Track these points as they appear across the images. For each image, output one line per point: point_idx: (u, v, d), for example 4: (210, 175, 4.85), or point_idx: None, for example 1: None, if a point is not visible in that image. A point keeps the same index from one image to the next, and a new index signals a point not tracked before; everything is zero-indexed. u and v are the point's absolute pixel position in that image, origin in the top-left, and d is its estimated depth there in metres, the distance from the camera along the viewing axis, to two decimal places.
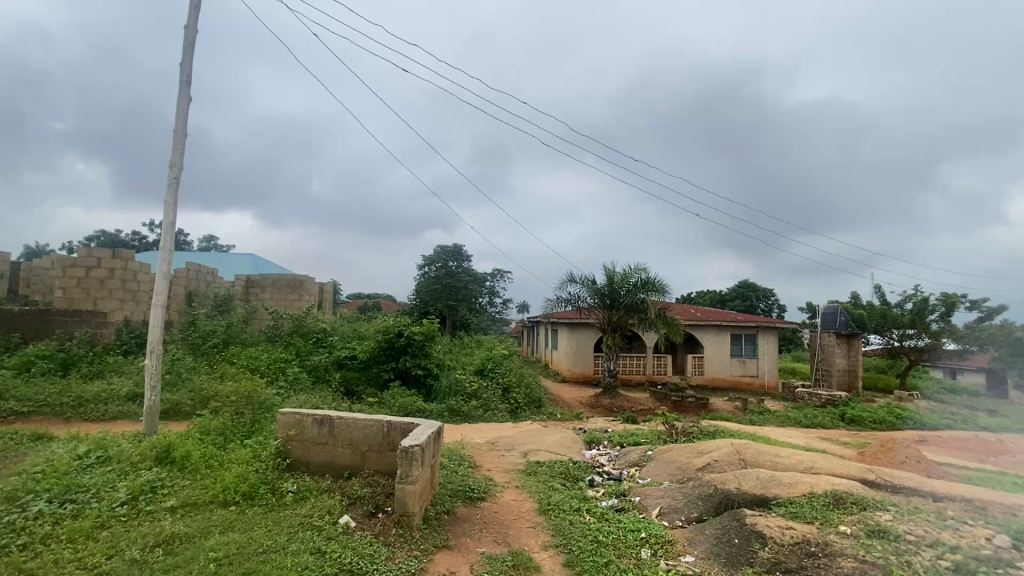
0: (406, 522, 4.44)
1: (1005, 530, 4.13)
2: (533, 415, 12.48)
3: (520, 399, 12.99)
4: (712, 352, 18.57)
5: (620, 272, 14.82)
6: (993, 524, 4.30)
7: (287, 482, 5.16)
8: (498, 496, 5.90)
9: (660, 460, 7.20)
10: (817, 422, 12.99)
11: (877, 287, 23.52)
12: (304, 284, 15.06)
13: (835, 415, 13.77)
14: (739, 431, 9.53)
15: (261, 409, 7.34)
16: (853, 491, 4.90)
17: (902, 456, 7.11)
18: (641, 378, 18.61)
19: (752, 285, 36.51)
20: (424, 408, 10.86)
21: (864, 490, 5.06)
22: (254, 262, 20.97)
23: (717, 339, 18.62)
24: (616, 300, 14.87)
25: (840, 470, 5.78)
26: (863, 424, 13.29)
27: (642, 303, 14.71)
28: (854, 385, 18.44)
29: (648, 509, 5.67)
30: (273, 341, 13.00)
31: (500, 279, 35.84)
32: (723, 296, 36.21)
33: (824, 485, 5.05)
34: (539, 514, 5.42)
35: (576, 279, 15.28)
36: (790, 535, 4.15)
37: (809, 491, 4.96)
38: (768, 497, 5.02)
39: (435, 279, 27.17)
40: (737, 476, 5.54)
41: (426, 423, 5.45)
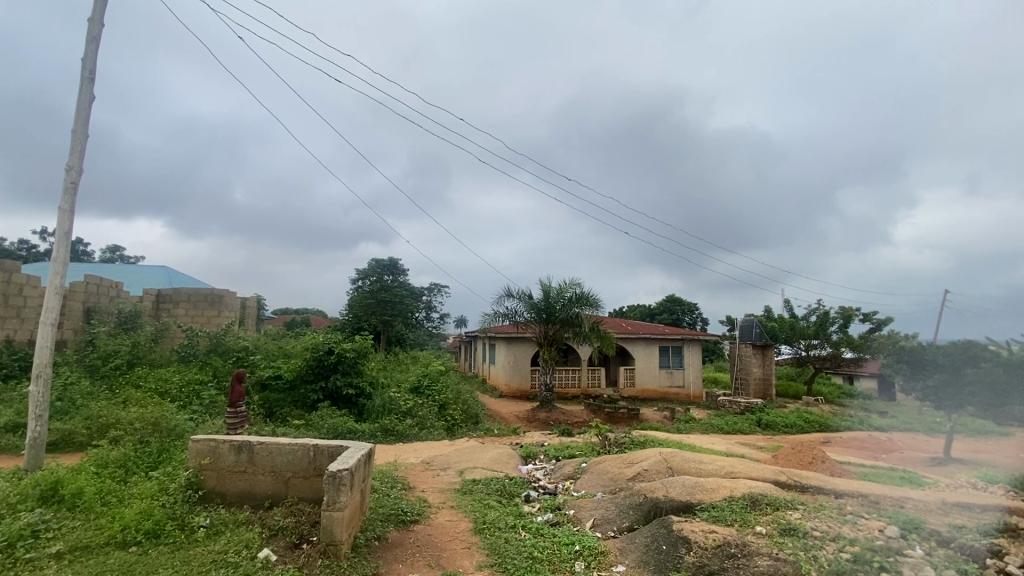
0: (333, 552, 4.21)
1: (894, 521, 4.58)
2: (469, 431, 12.31)
3: (456, 416, 12.78)
4: (642, 363, 19.34)
5: (556, 287, 15.12)
6: (884, 516, 4.76)
7: (199, 516, 4.74)
8: (432, 518, 5.74)
9: (593, 472, 7.34)
10: (736, 428, 13.86)
11: (786, 301, 25.70)
12: (223, 299, 14.06)
13: (753, 421, 14.73)
14: (667, 439, 9.92)
15: (171, 437, 6.73)
16: (768, 493, 5.24)
17: (810, 457, 7.71)
18: (577, 391, 18.97)
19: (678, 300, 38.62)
20: (355, 429, 10.42)
21: (777, 490, 5.44)
22: (167, 276, 19.35)
23: (647, 351, 19.43)
24: (552, 315, 15.14)
25: (755, 474, 6.17)
26: (777, 428, 14.35)
27: (576, 317, 15.04)
28: (769, 392, 19.88)
29: (582, 521, 5.76)
30: (187, 361, 11.99)
31: (437, 293, 35.46)
32: (652, 310, 38.01)
33: (742, 488, 5.37)
34: (474, 533, 5.34)
35: (514, 293, 15.42)
36: (712, 539, 4.37)
37: (729, 495, 5.25)
38: (693, 502, 5.26)
39: (369, 293, 26.30)
40: (665, 485, 5.77)
41: (357, 445, 5.23)
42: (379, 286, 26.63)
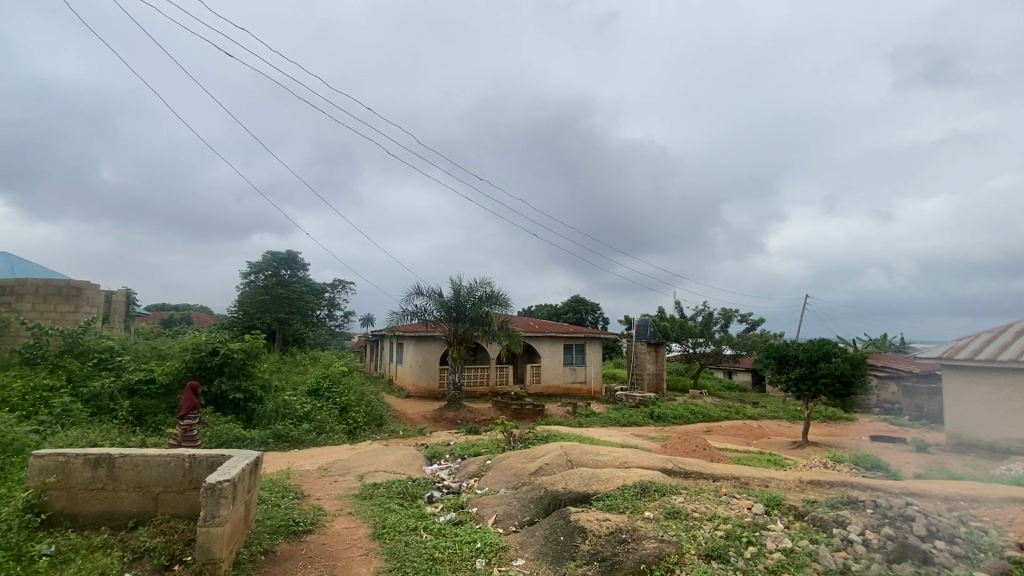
0: (211, 571, 3.82)
1: (760, 499, 5.15)
2: (372, 434, 11.87)
3: (358, 418, 12.25)
4: (547, 361, 19.94)
5: (466, 286, 15.09)
6: (752, 495, 5.34)
7: (41, 544, 4.07)
8: (328, 527, 5.44)
9: (497, 469, 7.42)
10: (632, 421, 14.80)
11: (677, 302, 27.96)
12: (83, 293, 12.22)
13: (647, 413, 15.82)
14: (569, 433, 10.32)
15: (6, 454, 5.71)
16: (656, 480, 5.64)
17: (694, 446, 8.43)
18: (484, 389, 19.08)
19: (582, 300, 40.44)
20: (244, 436, 9.60)
21: (664, 477, 5.88)
22: (8, 264, 16.43)
23: (552, 349, 20.06)
24: (461, 313, 15.09)
25: (646, 462, 6.64)
26: (666, 419, 15.55)
27: (485, 316, 15.10)
28: (660, 386, 21.49)
29: (484, 518, 5.79)
30: (32, 364, 10.26)
31: (341, 290, 33.79)
32: (558, 309, 39.39)
33: (634, 477, 5.74)
34: (372, 539, 5.14)
35: (423, 291, 15.16)
36: (606, 526, 4.61)
37: (622, 484, 5.59)
38: (589, 493, 5.52)
39: (263, 289, 24.35)
40: (565, 477, 6.00)
41: (242, 453, 4.80)
42: (275, 281, 24.75)
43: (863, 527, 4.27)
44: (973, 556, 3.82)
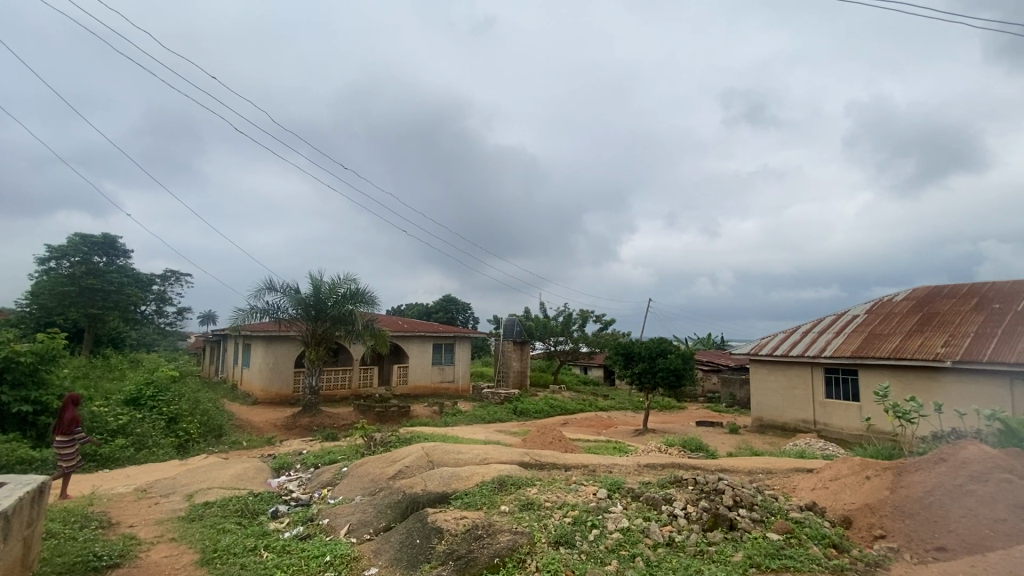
0: None
1: (604, 485, 5.62)
2: (209, 446, 10.49)
3: (192, 429, 10.74)
4: (415, 361, 19.56)
5: (328, 282, 14.14)
6: (597, 482, 5.80)
7: None
8: (142, 558, 4.65)
9: (353, 476, 7.06)
10: (496, 417, 15.21)
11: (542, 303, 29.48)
12: None
13: (510, 409, 16.39)
14: (432, 434, 10.23)
15: None
16: (513, 474, 5.86)
17: (551, 438, 8.91)
18: (346, 392, 18.06)
19: (453, 299, 40.55)
20: (30, 459, 7.82)
21: (521, 471, 6.14)
22: None
23: (420, 349, 19.74)
24: (321, 311, 14.10)
25: (505, 458, 6.86)
26: (528, 415, 16.28)
27: (349, 314, 14.29)
28: (524, 383, 22.42)
29: (336, 529, 5.46)
30: None
31: (176, 282, 29.41)
32: (428, 309, 38.97)
33: (492, 473, 5.89)
34: (200, 566, 4.53)
35: (277, 287, 13.87)
36: (462, 524, 4.64)
37: (481, 480, 5.70)
38: (448, 493, 5.52)
39: (67, 278, 20.12)
40: (424, 478, 5.95)
41: (20, 479, 3.88)
42: (85, 269, 20.61)
43: (685, 501, 4.89)
44: (766, 520, 4.54)
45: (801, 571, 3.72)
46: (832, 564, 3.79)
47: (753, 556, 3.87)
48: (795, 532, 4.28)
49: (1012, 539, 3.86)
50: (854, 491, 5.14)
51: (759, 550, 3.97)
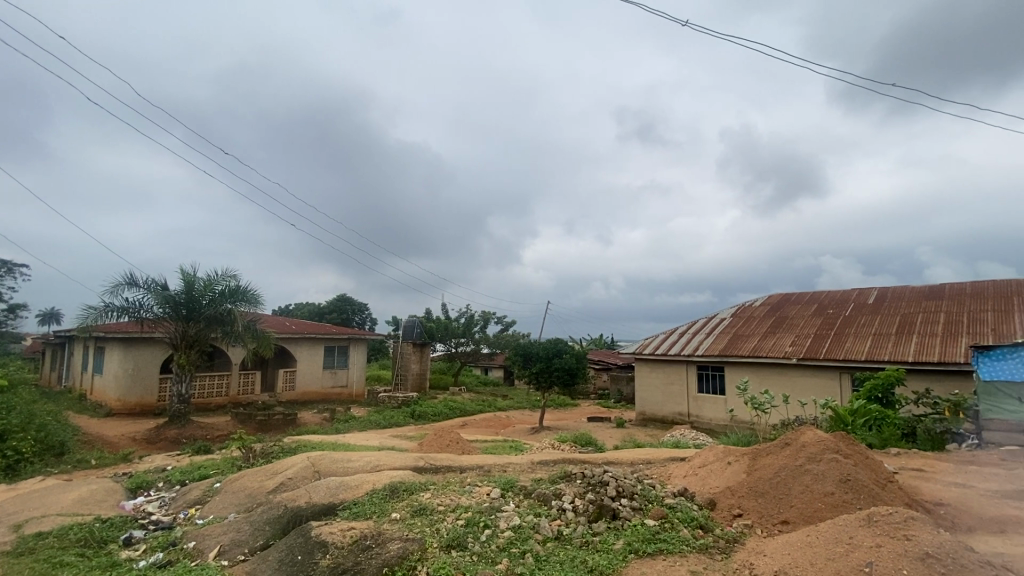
0: None
1: (497, 485, 5.69)
2: (43, 468, 8.90)
3: (20, 448, 9.02)
4: (304, 365, 18.31)
5: (202, 278, 12.72)
6: (491, 482, 5.85)
7: None
8: None
9: (227, 492, 6.41)
10: (392, 422, 14.76)
11: (443, 304, 29.23)
12: None
13: (407, 413, 15.99)
14: (321, 441, 9.65)
15: None
16: (406, 480, 5.71)
17: (448, 440, 8.82)
18: (223, 400, 16.36)
19: (349, 299, 38.69)
20: None
21: (414, 476, 6.01)
22: None
23: (310, 352, 18.53)
24: (194, 311, 12.67)
25: (397, 463, 6.69)
26: (426, 418, 16.02)
27: (227, 314, 12.97)
28: (423, 386, 22.02)
29: (204, 553, 4.91)
30: None
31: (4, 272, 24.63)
32: (321, 308, 36.77)
33: (384, 480, 5.70)
34: None
35: (138, 282, 12.21)
36: (349, 536, 4.42)
37: (371, 489, 5.48)
38: (334, 504, 5.24)
39: None
40: (308, 491, 5.59)
41: None
42: None
43: (573, 495, 5.11)
44: (644, 507, 4.88)
45: (673, 553, 4.03)
46: (699, 544, 4.16)
47: (631, 543, 4.13)
48: (668, 517, 4.66)
49: (837, 509, 4.55)
50: (719, 476, 5.73)
51: (638, 536, 4.26)
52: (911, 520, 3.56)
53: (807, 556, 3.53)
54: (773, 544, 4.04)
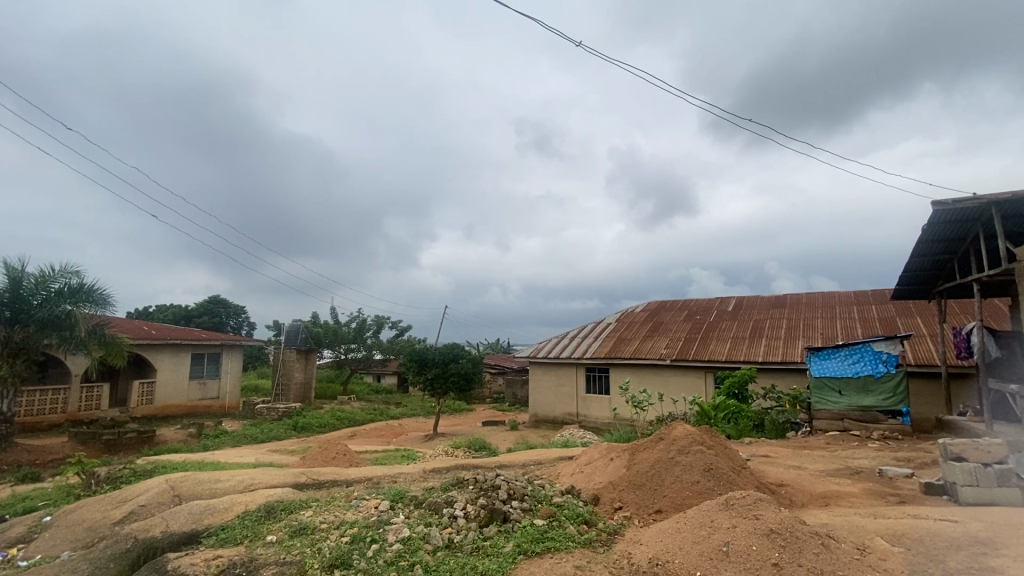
0: None
1: (386, 497, 5.49)
2: None
3: None
4: (166, 375, 16.16)
5: (32, 274, 10.71)
6: (380, 494, 5.63)
7: None
8: None
9: (58, 527, 5.42)
10: (272, 436, 13.59)
11: (333, 308, 27.68)
12: None
13: (289, 425, 14.83)
14: (184, 461, 8.58)
15: None
16: (284, 499, 5.29)
17: (334, 452, 8.31)
18: (58, 418, 13.78)
19: (224, 301, 34.99)
20: None
21: (294, 494, 5.59)
22: None
23: (174, 360, 16.42)
24: (19, 312, 10.60)
25: (275, 481, 6.18)
26: (311, 430, 14.99)
27: (67, 317, 11.04)
28: (308, 395, 20.61)
29: None
30: None
31: None
32: (189, 311, 32.80)
33: (258, 500, 5.22)
34: None
35: None
36: (214, 566, 3.96)
37: (243, 511, 4.99)
38: (198, 531, 4.67)
39: None
40: (165, 519, 4.94)
41: None
42: None
43: (465, 502, 5.09)
44: (533, 508, 5.00)
45: (559, 550, 4.19)
46: (583, 539, 4.37)
47: (520, 544, 4.22)
48: (556, 515, 4.84)
49: (701, 495, 5.06)
50: (602, 472, 6.09)
51: (527, 537, 4.36)
52: (760, 501, 4.06)
53: (676, 541, 3.87)
54: (648, 533, 4.37)
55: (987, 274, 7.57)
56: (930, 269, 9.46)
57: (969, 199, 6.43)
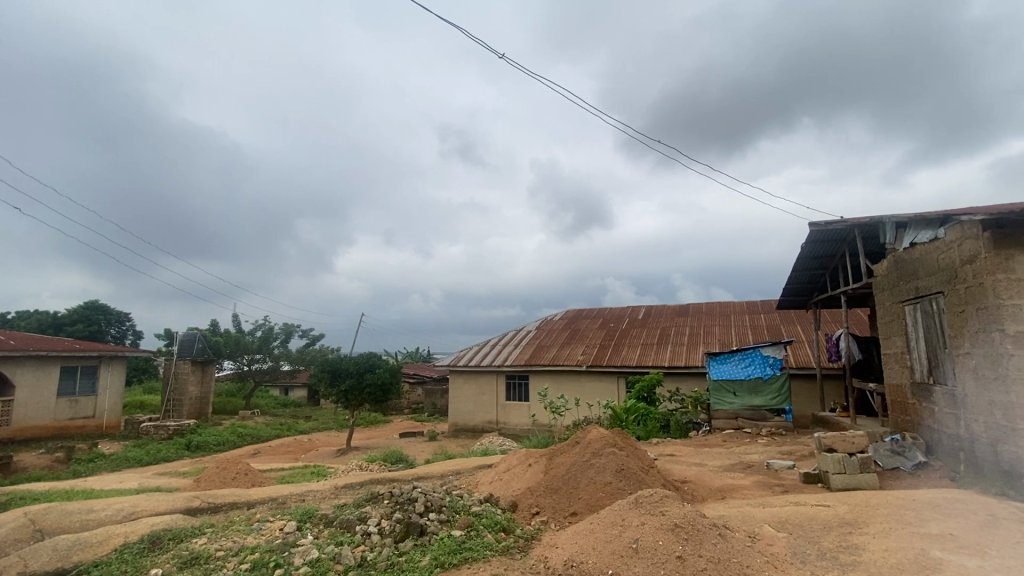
0: None
1: (293, 517, 5.14)
2: None
3: None
4: (27, 392, 13.97)
5: None
6: (286, 515, 5.26)
7: None
8: None
9: None
10: (159, 457, 12.21)
11: (235, 316, 25.60)
12: None
13: (181, 445, 13.42)
14: (49, 490, 7.46)
15: None
16: (173, 528, 4.77)
17: (234, 471, 7.63)
18: None
19: (104, 307, 31.04)
20: None
21: (185, 521, 5.07)
22: None
23: (38, 375, 14.25)
24: None
25: (163, 508, 5.57)
26: (207, 449, 13.68)
27: None
28: (204, 411, 18.85)
29: None
30: None
31: None
32: (59, 317, 28.69)
33: (141, 531, 4.66)
34: None
35: None
36: None
37: (122, 544, 4.43)
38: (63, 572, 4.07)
39: None
40: (21, 558, 4.25)
41: None
42: None
43: (379, 517, 4.90)
44: (451, 519, 4.92)
45: (476, 560, 4.15)
46: (500, 547, 4.37)
47: (437, 557, 4.13)
48: (474, 525, 4.80)
49: (614, 495, 5.27)
50: (520, 478, 6.17)
51: (444, 549, 4.28)
52: (666, 498, 4.30)
53: (590, 543, 3.98)
54: (564, 536, 4.47)
55: (852, 287, 8.67)
56: (808, 282, 10.67)
57: (837, 221, 7.34)
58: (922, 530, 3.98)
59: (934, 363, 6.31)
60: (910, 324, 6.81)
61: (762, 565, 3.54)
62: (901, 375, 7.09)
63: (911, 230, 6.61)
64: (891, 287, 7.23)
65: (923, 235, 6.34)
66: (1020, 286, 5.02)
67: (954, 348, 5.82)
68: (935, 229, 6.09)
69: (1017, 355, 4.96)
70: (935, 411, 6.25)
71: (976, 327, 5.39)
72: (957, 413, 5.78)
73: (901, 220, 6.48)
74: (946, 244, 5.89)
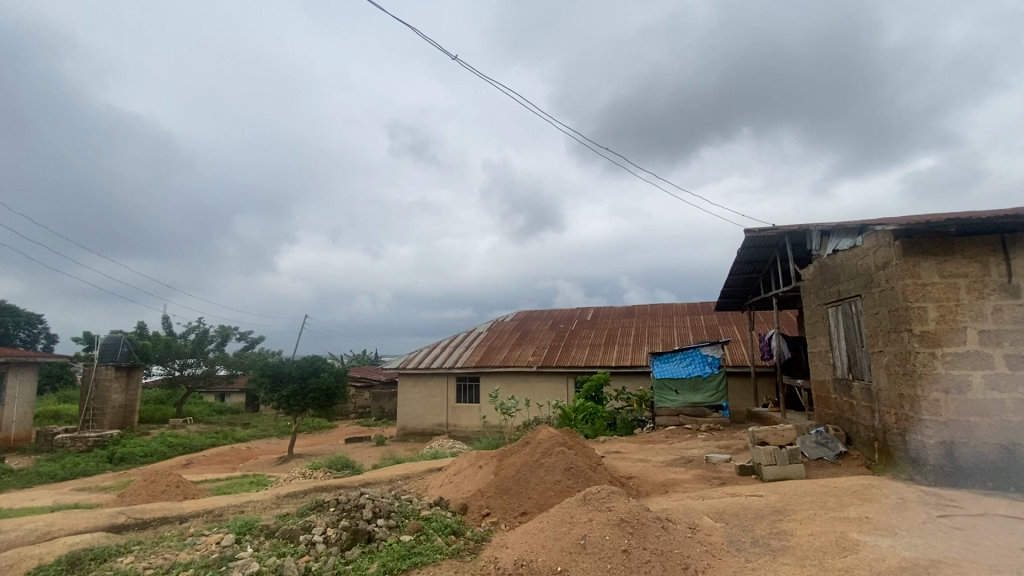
0: None
1: (230, 530, 4.88)
2: None
3: None
4: None
5: None
6: (223, 528, 4.98)
7: None
8: None
9: None
10: (77, 471, 11.24)
11: (166, 317, 24.03)
12: None
13: (102, 458, 12.42)
14: None
15: None
16: (94, 546, 4.43)
17: (163, 484, 7.13)
18: None
19: (11, 307, 28.18)
20: None
21: (109, 538, 4.72)
22: None
23: None
24: None
25: (83, 526, 5.14)
26: (132, 461, 12.73)
27: None
28: (128, 420, 17.47)
29: None
30: None
31: None
32: None
33: (60, 552, 4.29)
34: None
35: None
36: None
37: (38, 566, 4.07)
38: None
39: None
40: None
41: None
42: None
43: (324, 526, 4.74)
44: (400, 524, 4.83)
45: (427, 564, 4.11)
46: (451, 550, 4.35)
47: (386, 563, 4.06)
48: (424, 529, 4.74)
49: (562, 493, 5.38)
50: (471, 479, 6.16)
51: (393, 555, 4.21)
52: (612, 495, 4.42)
53: (540, 541, 4.05)
54: (514, 535, 4.53)
55: (782, 291, 9.28)
56: (743, 286, 11.31)
57: (769, 229, 7.84)
58: (842, 514, 4.32)
59: (853, 360, 6.85)
60: (833, 325, 7.37)
61: (700, 555, 3.72)
62: (824, 371, 7.67)
63: (833, 237, 7.14)
64: (816, 290, 7.78)
65: (843, 242, 6.87)
66: (924, 290, 5.56)
67: (870, 347, 6.34)
68: (853, 237, 6.61)
69: (923, 352, 5.48)
70: (854, 404, 6.79)
71: (888, 327, 5.91)
72: (872, 406, 6.32)
73: (825, 228, 6.98)
74: (863, 251, 6.42)
